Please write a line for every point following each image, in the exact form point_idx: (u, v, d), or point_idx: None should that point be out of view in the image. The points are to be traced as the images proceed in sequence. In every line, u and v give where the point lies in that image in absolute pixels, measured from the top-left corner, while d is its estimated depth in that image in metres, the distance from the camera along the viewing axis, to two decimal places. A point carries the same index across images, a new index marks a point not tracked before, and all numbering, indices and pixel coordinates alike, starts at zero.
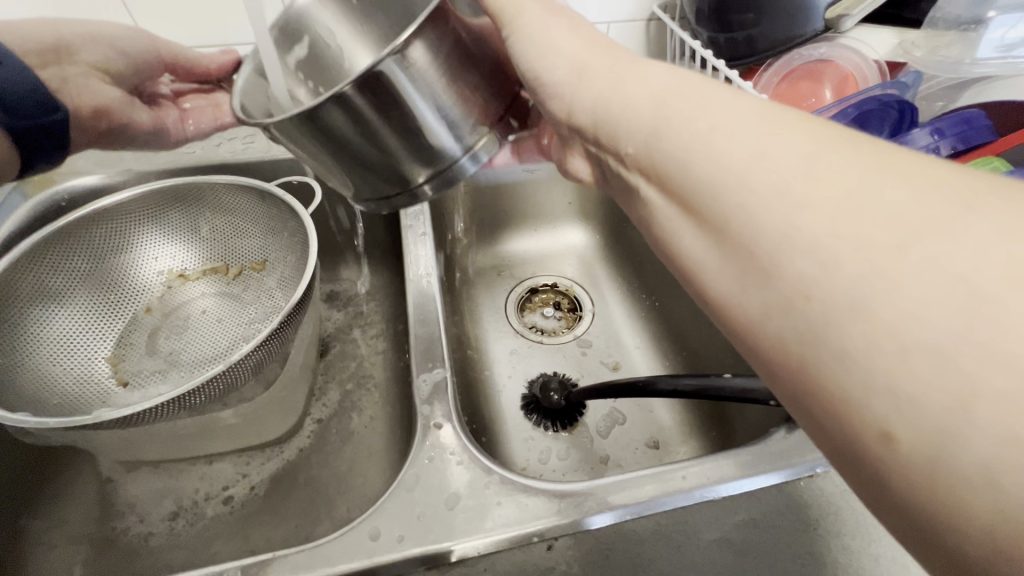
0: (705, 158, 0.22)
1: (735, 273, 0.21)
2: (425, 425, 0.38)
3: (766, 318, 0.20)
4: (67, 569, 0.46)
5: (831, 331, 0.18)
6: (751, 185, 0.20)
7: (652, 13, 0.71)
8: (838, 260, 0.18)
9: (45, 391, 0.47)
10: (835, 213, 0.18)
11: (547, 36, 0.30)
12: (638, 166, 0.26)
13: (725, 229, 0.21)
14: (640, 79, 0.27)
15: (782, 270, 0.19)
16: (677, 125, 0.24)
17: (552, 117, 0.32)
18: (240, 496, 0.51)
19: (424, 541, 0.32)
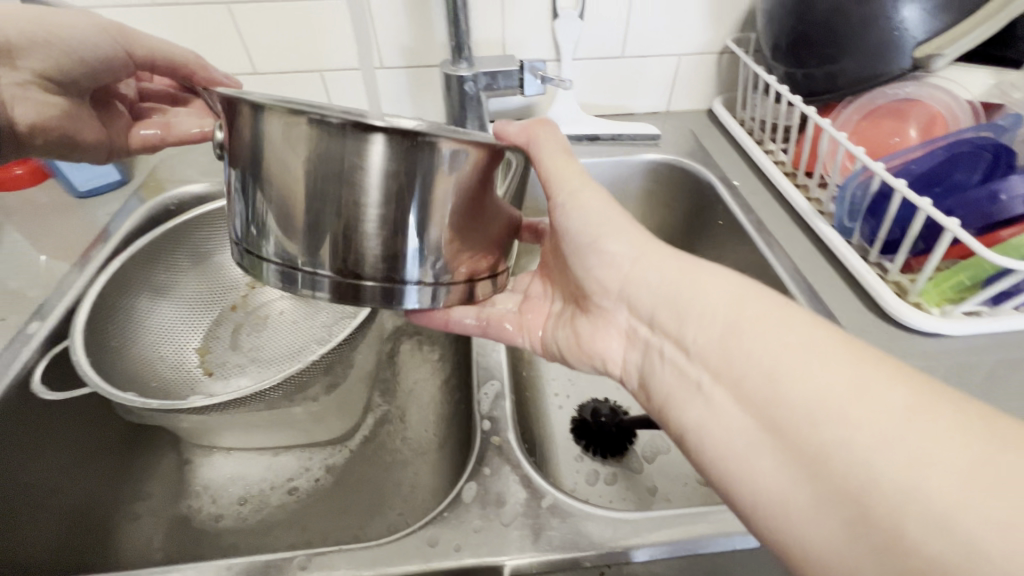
0: (767, 366, 0.30)
1: (788, 470, 0.28)
2: (484, 439, 0.40)
3: (814, 510, 0.26)
4: (148, 541, 0.49)
5: (831, 519, 0.26)
6: (797, 399, 0.28)
7: (725, 46, 0.71)
8: (852, 470, 0.25)
9: (145, 373, 0.52)
10: (862, 438, 0.26)
11: (612, 234, 0.40)
12: (704, 358, 0.34)
13: (767, 425, 0.29)
14: (714, 288, 0.35)
15: (811, 466, 0.27)
16: (747, 334, 0.32)
17: (598, 291, 0.41)
18: (303, 488, 0.55)
19: (481, 553, 0.33)
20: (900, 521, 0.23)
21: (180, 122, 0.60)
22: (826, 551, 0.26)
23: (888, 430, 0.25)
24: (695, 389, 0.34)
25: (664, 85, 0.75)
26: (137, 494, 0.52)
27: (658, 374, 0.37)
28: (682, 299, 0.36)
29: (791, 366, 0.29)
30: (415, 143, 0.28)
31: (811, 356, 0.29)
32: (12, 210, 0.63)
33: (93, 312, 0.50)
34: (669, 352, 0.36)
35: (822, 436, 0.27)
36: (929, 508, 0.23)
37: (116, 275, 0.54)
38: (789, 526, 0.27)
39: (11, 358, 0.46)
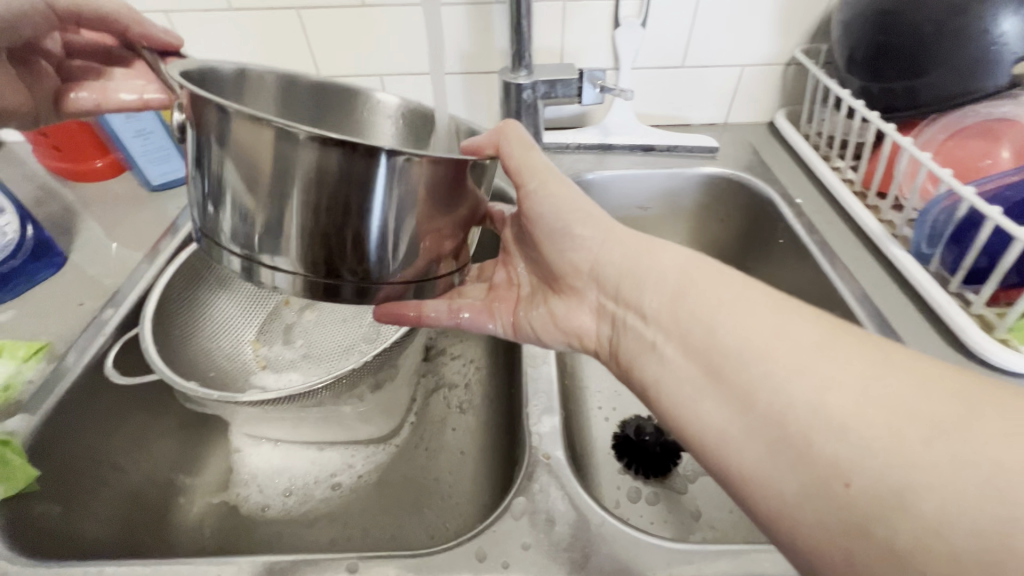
0: (717, 322, 0.32)
1: (728, 408, 0.29)
2: (533, 453, 0.39)
3: (751, 442, 0.28)
4: (201, 525, 0.51)
5: (789, 447, 0.26)
6: (743, 345, 0.30)
7: (792, 57, 0.68)
8: (798, 399, 0.27)
9: (205, 362, 0.55)
10: (799, 370, 0.27)
11: (583, 206, 0.41)
12: (658, 319, 0.35)
13: (720, 372, 0.30)
14: (662, 255, 0.37)
15: (757, 404, 0.28)
16: (695, 293, 0.34)
17: (573, 271, 0.41)
18: (346, 484, 0.56)
19: (530, 572, 0.32)
20: (825, 440, 0.25)
21: (118, 86, 0.50)
22: (762, 477, 0.27)
23: (827, 360, 0.27)
24: (652, 351, 0.35)
25: (724, 96, 0.73)
26: (191, 479, 0.54)
27: (623, 341, 0.38)
28: (638, 266, 0.38)
29: (730, 315, 0.31)
30: (375, 153, 0.27)
31: (745, 307, 0.31)
32: (92, 199, 0.67)
33: (160, 302, 0.53)
34: (632, 320, 0.37)
35: (754, 374, 0.29)
36: (849, 426, 0.25)
37: (183, 267, 0.56)
38: (729, 458, 0.29)
39: (89, 342, 0.48)
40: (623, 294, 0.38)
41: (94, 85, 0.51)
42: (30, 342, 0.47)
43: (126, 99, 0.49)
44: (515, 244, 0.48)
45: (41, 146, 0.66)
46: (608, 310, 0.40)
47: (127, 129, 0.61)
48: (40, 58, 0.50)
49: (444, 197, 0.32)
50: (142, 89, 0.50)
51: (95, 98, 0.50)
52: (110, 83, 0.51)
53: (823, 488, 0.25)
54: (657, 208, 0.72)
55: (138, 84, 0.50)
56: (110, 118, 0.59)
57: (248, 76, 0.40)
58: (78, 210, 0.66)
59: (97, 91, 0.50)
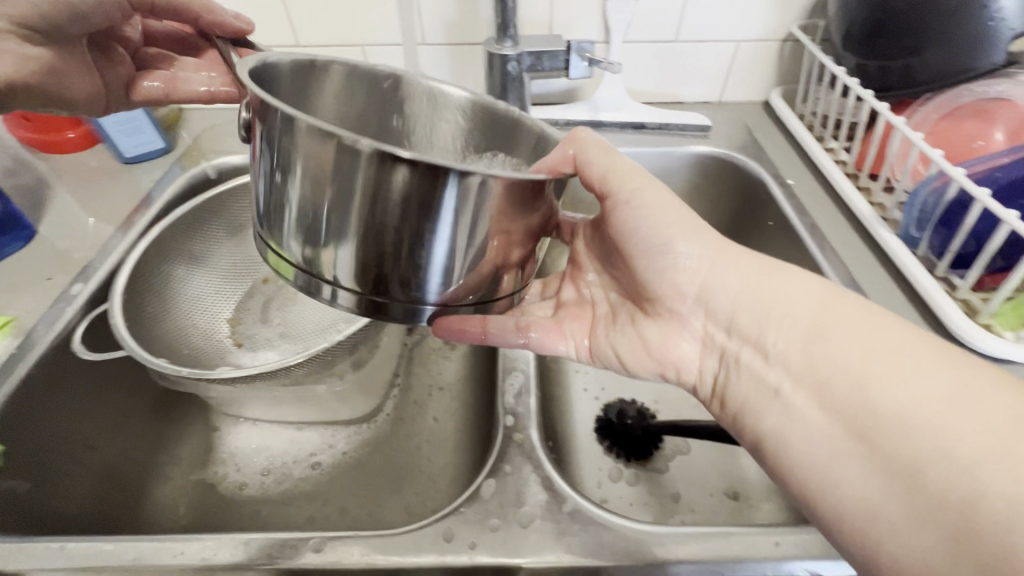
0: (867, 375, 0.30)
1: (872, 474, 0.29)
2: (506, 435, 0.38)
3: (904, 518, 0.27)
4: (175, 502, 0.51)
5: (960, 528, 0.25)
6: (899, 407, 0.28)
7: (789, 34, 0.66)
8: (976, 476, 0.25)
9: (179, 341, 0.53)
10: (977, 448, 0.26)
11: (697, 228, 0.38)
12: (785, 370, 0.34)
13: (869, 435, 0.29)
14: (791, 292, 0.35)
15: (919, 474, 0.27)
16: (828, 344, 0.33)
17: (672, 296, 0.39)
18: (326, 463, 0.55)
19: (498, 553, 0.32)
20: (1008, 534, 0.24)
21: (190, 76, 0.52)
22: (917, 558, 0.26)
23: (1013, 440, 0.25)
24: (774, 397, 0.34)
25: (718, 74, 0.71)
26: (168, 458, 0.54)
27: (733, 383, 0.37)
28: (755, 302, 0.37)
29: (883, 368, 0.30)
30: (446, 173, 0.26)
31: (886, 365, 0.30)
32: (65, 171, 0.65)
33: (130, 278, 0.51)
34: (749, 359, 0.36)
35: (909, 445, 0.28)
36: (1021, 525, 0.24)
37: (154, 242, 0.54)
38: (875, 530, 0.28)
39: (54, 319, 0.47)
40: (740, 336, 0.37)
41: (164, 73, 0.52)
42: None
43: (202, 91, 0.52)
44: (587, 256, 0.46)
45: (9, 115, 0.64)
46: (706, 342, 0.39)
47: None
48: (117, 43, 0.50)
49: (522, 212, 0.30)
50: (210, 83, 0.52)
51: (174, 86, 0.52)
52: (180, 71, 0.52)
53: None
54: None
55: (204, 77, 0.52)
56: None
57: (317, 66, 0.37)
58: (50, 181, 0.64)
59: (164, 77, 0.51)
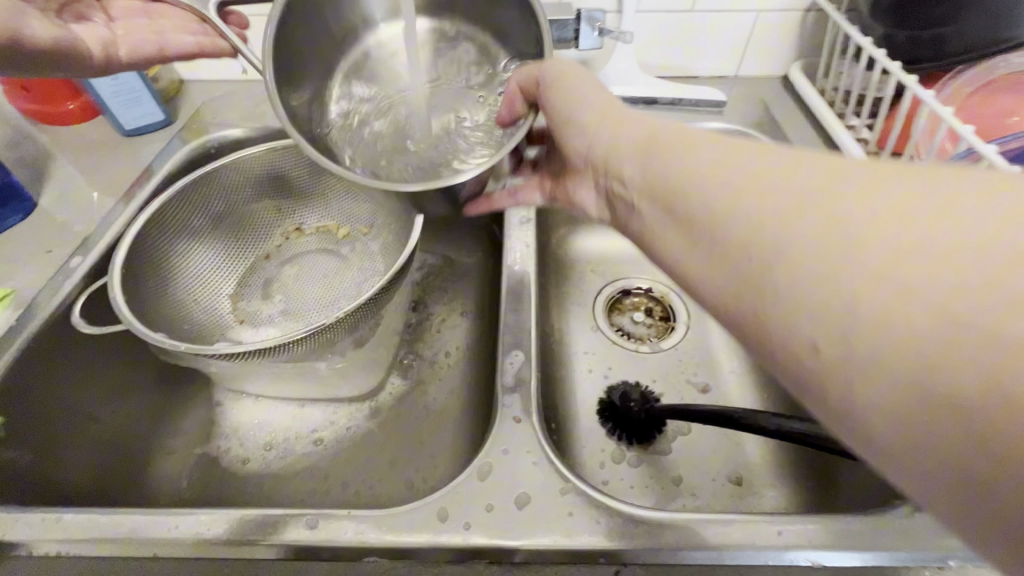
0: (691, 177, 0.28)
1: (806, 311, 0.22)
2: (505, 415, 0.38)
3: (857, 353, 0.21)
4: (178, 476, 0.51)
5: (804, 304, 0.22)
6: (720, 196, 0.26)
7: (812, 3, 0.63)
8: (801, 246, 0.23)
9: (179, 316, 0.53)
10: (802, 213, 0.23)
11: (589, 87, 0.37)
12: (697, 210, 0.27)
13: (704, 229, 0.27)
14: (644, 122, 0.34)
15: (751, 255, 0.24)
16: (740, 168, 0.26)
17: (575, 157, 0.38)
18: (328, 439, 0.56)
19: (494, 534, 0.32)
20: (848, 290, 0.21)
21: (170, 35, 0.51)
22: (879, 397, 0.20)
23: (836, 197, 0.23)
24: (640, 219, 0.32)
25: (736, 47, 0.68)
26: (172, 432, 0.54)
27: (620, 216, 0.35)
28: (668, 143, 0.31)
29: (707, 167, 0.28)
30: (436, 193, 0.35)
31: (800, 177, 0.24)
32: (64, 143, 0.65)
33: (130, 252, 0.51)
34: (620, 191, 0.34)
35: (843, 265, 0.21)
36: (995, 323, 0.18)
37: (155, 217, 0.53)
38: (826, 376, 0.22)
39: (57, 288, 0.47)
40: (651, 186, 0.31)
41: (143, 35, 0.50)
42: None
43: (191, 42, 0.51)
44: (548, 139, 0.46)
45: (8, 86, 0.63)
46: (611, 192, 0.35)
47: None
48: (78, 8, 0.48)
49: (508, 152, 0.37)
50: (197, 31, 0.51)
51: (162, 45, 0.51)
52: (160, 28, 0.51)
53: (964, 418, 0.18)
54: None
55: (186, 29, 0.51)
56: None
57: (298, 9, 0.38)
58: (50, 154, 0.63)
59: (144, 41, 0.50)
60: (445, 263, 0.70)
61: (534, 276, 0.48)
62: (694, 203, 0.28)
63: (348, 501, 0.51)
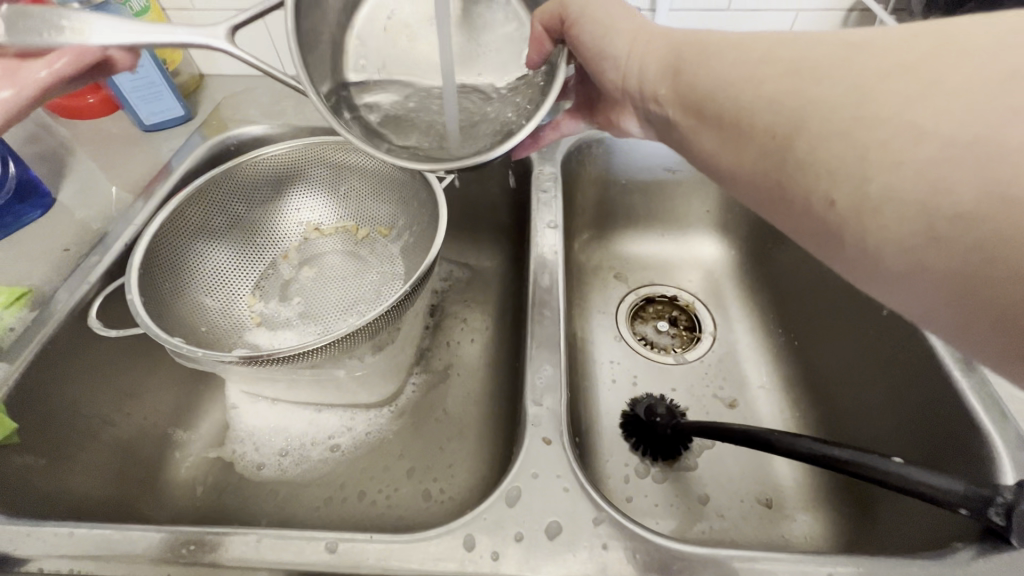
0: (722, 74, 0.32)
1: (848, 175, 0.25)
2: (532, 435, 0.36)
3: (905, 201, 0.23)
4: (193, 482, 0.51)
5: (831, 159, 0.26)
6: (751, 84, 0.30)
7: (857, 3, 0.60)
8: (828, 106, 0.26)
9: (196, 318, 0.52)
10: (833, 84, 0.26)
11: (617, 16, 0.39)
12: (743, 109, 0.30)
13: (734, 117, 0.31)
14: (675, 36, 0.37)
15: (784, 134, 0.28)
16: (779, 64, 0.29)
17: (609, 85, 0.40)
18: (344, 446, 0.54)
19: (522, 566, 0.30)
20: (867, 135, 0.24)
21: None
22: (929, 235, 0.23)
23: (860, 63, 0.26)
24: (677, 128, 0.36)
25: None
26: (185, 436, 0.53)
27: (661, 128, 0.38)
28: (707, 53, 0.34)
29: (735, 63, 0.32)
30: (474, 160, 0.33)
31: (834, 61, 0.27)
32: (83, 138, 0.64)
33: (148, 251, 0.50)
34: (658, 106, 0.37)
35: (883, 129, 0.24)
36: (1018, 139, 0.21)
37: (172, 215, 0.52)
38: (875, 228, 0.24)
39: (75, 286, 0.46)
40: (696, 97, 0.34)
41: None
42: (12, 288, 0.45)
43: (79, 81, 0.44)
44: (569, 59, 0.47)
45: None
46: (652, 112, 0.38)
47: None
48: None
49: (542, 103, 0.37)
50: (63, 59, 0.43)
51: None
52: None
53: (1007, 235, 0.21)
54: (687, 170, 0.67)
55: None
56: None
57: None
58: (69, 147, 0.63)
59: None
60: (464, 268, 0.69)
61: (562, 285, 0.46)
62: (737, 106, 0.31)
63: (363, 513, 0.50)
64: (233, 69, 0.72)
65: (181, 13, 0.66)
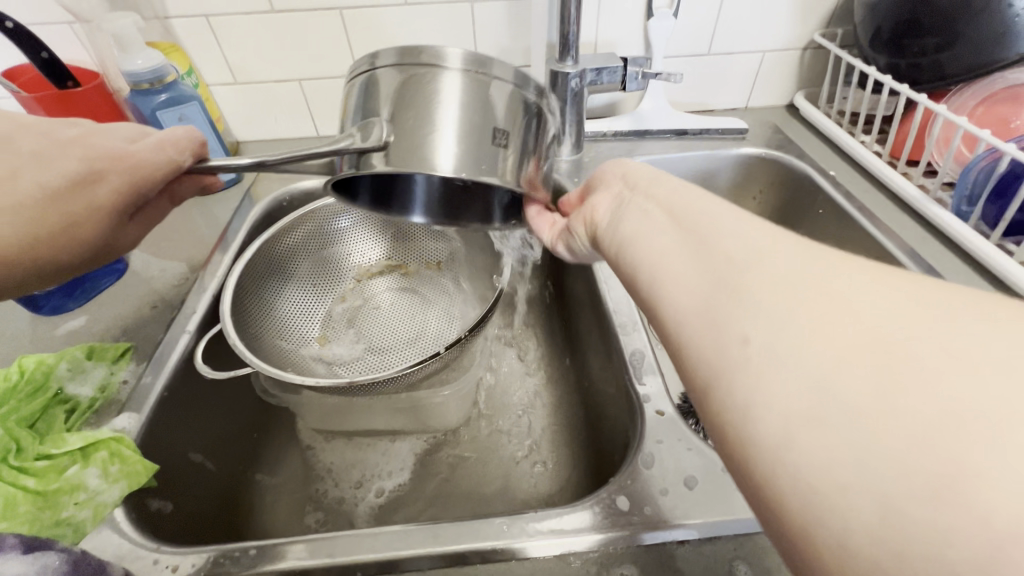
0: (701, 212, 0.30)
1: (772, 335, 0.22)
2: (646, 411, 0.41)
3: (770, 423, 0.20)
4: (292, 521, 0.51)
5: (757, 311, 0.23)
6: (725, 234, 0.27)
7: (810, 41, 0.72)
8: (787, 290, 0.23)
9: (278, 358, 0.55)
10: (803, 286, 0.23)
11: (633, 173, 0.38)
12: (711, 230, 0.28)
13: (694, 233, 0.29)
14: (670, 186, 0.34)
15: (737, 273, 0.25)
16: (777, 236, 0.26)
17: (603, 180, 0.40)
18: (427, 469, 0.56)
19: (676, 516, 0.34)
20: (818, 339, 0.21)
21: (72, 205, 0.35)
22: (779, 466, 0.20)
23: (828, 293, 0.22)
24: (639, 213, 0.34)
25: (746, 82, 0.77)
26: (269, 479, 0.53)
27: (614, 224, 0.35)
28: (688, 203, 0.32)
29: (729, 215, 0.29)
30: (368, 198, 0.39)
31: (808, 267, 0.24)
32: None
33: (234, 297, 0.53)
34: (631, 208, 0.35)
35: (818, 365, 0.20)
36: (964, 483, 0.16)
37: (251, 265, 0.56)
38: (740, 430, 0.21)
39: (176, 337, 0.49)
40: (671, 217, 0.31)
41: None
42: (114, 345, 0.47)
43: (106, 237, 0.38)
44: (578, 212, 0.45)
45: None
46: (630, 202, 0.35)
47: None
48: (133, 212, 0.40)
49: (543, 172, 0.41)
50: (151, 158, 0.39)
51: (34, 269, 0.35)
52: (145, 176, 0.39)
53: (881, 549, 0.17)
54: None
55: (174, 136, 0.39)
56: (164, 121, 0.59)
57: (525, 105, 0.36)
58: None
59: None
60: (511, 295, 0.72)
61: (627, 286, 0.52)
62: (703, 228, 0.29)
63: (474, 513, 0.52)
64: (268, 134, 0.77)
65: (224, 87, 0.71)
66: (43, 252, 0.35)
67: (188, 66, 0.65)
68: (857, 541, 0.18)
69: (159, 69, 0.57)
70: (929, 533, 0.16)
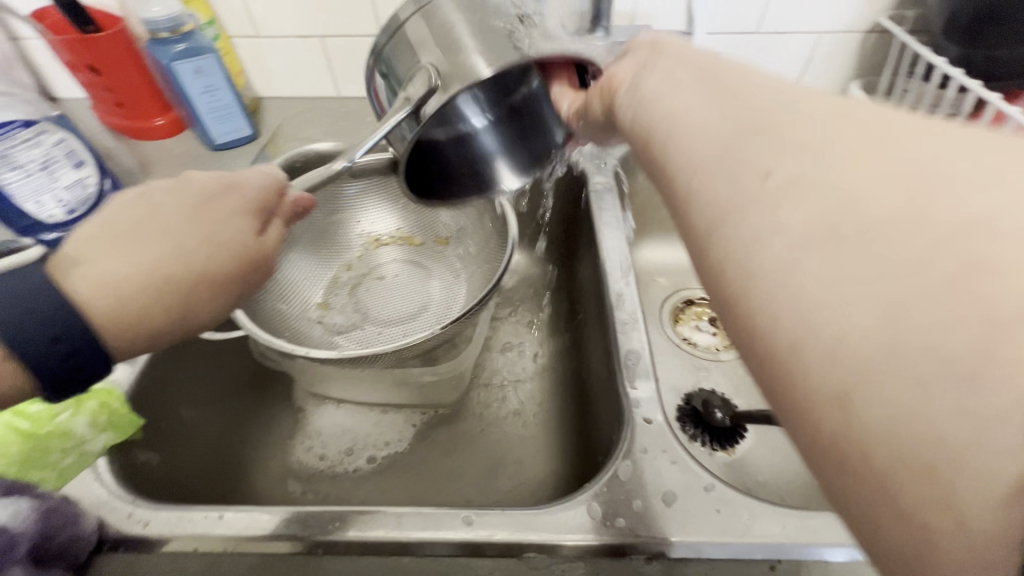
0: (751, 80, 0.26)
1: (810, 201, 0.20)
2: (634, 416, 0.39)
3: (777, 257, 0.20)
4: (281, 481, 0.52)
5: (793, 173, 0.21)
6: (767, 101, 0.24)
7: (875, 24, 0.65)
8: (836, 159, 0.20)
9: (277, 322, 0.55)
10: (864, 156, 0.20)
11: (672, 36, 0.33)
12: (745, 85, 0.26)
13: (734, 93, 0.25)
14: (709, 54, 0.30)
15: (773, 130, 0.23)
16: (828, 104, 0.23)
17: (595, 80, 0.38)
18: (415, 444, 0.57)
19: (649, 532, 0.33)
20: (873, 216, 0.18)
21: (206, 231, 0.32)
22: (812, 363, 0.18)
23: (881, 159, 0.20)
24: (665, 74, 0.29)
25: (796, 68, 0.70)
26: (266, 439, 0.54)
27: (642, 81, 0.30)
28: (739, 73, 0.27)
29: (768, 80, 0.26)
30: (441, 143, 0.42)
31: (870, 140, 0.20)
32: (154, 158, 0.68)
33: None
34: (665, 64, 0.30)
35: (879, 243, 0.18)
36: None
37: None
38: (757, 297, 0.20)
39: None
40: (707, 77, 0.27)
41: (134, 275, 0.29)
42: None
43: (256, 242, 0.35)
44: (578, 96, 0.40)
45: (103, 103, 0.67)
46: (658, 64, 0.30)
47: (196, 85, 0.60)
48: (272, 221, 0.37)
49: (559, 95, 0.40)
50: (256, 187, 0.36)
51: (201, 294, 0.32)
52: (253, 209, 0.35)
53: (920, 452, 0.16)
54: None
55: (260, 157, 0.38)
56: (181, 73, 0.58)
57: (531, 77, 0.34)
58: (140, 170, 0.66)
59: (125, 300, 0.29)
60: (516, 276, 0.71)
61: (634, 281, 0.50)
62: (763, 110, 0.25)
63: (455, 495, 0.52)
64: (290, 92, 0.76)
65: (246, 40, 0.70)
66: (201, 278, 0.32)
67: (209, 17, 0.64)
68: (884, 404, 0.16)
69: (175, 18, 0.56)
70: (965, 396, 0.15)
